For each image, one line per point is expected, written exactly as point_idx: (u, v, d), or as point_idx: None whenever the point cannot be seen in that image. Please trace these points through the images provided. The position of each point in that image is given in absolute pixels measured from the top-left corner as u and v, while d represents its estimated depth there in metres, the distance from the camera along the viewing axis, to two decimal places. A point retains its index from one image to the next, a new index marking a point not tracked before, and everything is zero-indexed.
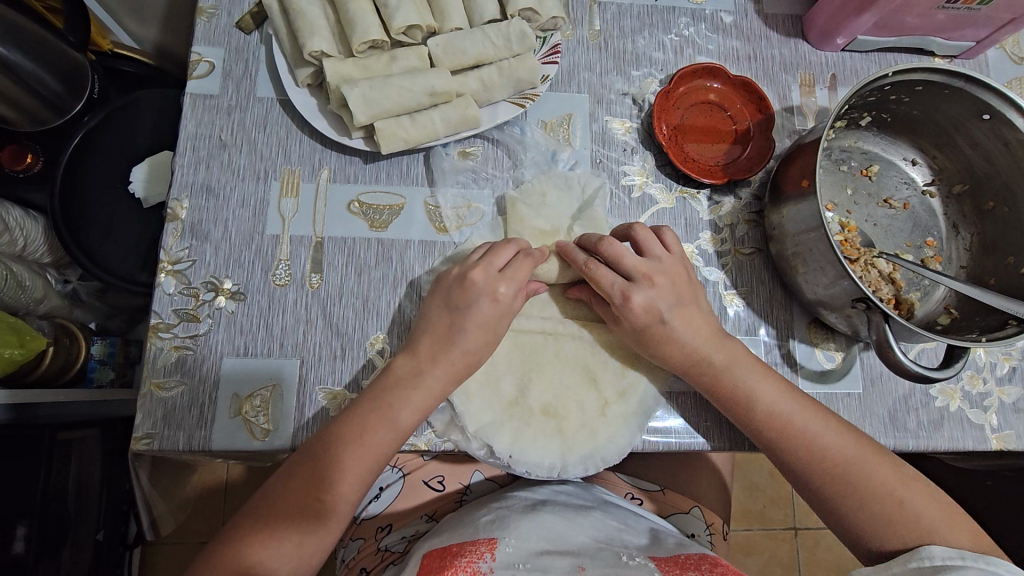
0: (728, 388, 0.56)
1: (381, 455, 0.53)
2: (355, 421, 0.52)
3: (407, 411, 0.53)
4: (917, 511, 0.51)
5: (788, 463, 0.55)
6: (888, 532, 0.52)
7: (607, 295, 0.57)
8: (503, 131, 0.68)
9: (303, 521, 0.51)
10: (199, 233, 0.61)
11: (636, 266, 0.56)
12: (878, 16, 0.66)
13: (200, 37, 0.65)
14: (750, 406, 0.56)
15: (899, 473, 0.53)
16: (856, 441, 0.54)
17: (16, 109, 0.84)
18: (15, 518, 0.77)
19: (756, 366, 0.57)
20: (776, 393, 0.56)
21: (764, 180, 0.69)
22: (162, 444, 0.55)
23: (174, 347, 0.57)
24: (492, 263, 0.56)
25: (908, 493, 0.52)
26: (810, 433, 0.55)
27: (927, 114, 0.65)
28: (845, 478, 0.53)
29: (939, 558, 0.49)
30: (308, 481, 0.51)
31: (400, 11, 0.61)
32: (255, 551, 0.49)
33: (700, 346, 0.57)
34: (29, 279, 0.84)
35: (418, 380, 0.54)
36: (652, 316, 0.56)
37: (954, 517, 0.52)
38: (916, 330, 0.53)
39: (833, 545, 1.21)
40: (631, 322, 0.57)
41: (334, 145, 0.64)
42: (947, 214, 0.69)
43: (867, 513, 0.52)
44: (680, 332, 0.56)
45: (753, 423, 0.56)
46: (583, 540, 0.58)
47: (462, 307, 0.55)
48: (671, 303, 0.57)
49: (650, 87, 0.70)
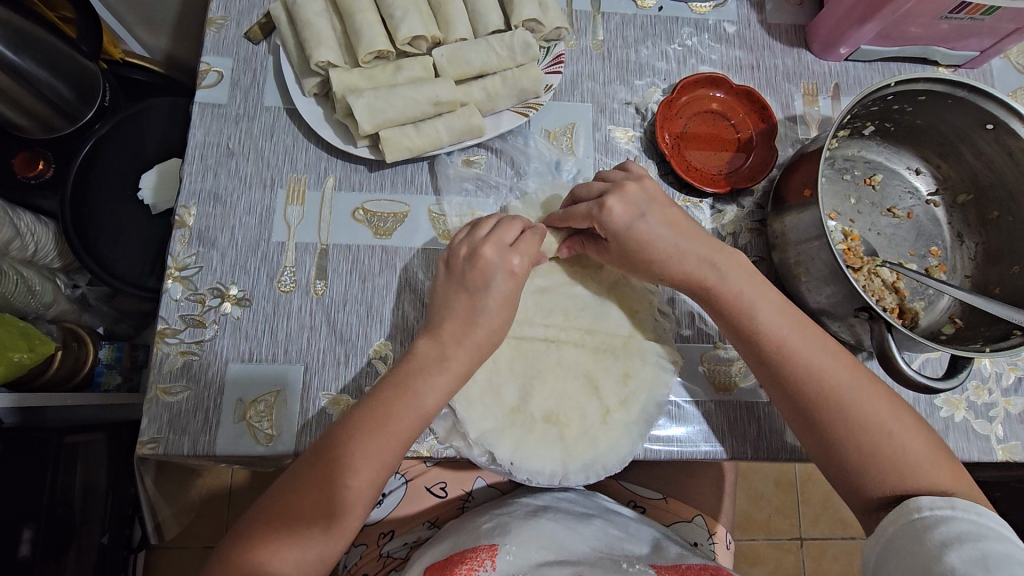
0: (729, 303, 0.57)
1: (398, 446, 0.52)
2: (370, 412, 0.52)
3: (433, 396, 0.54)
4: (903, 447, 0.52)
5: (783, 391, 0.55)
6: (871, 467, 0.52)
7: (587, 216, 0.58)
8: (507, 140, 0.68)
9: (313, 520, 0.50)
10: (206, 240, 0.61)
11: (603, 187, 0.59)
12: (881, 26, 0.66)
13: (210, 47, 0.66)
14: (750, 319, 0.56)
15: (888, 414, 0.53)
16: (854, 371, 0.54)
17: (32, 118, 0.86)
18: (22, 521, 0.78)
19: (759, 284, 0.57)
20: (776, 318, 0.56)
21: (767, 190, 0.69)
22: (167, 449, 0.55)
23: (180, 352, 0.58)
24: (502, 238, 0.57)
25: (898, 430, 0.52)
26: (808, 354, 0.55)
27: (931, 124, 0.65)
28: (837, 407, 0.53)
29: (930, 509, 0.48)
30: (317, 482, 0.51)
31: (405, 22, 0.63)
32: (265, 557, 0.49)
33: (697, 256, 0.58)
34: (39, 284, 0.85)
35: (441, 372, 0.54)
36: (633, 214, 0.57)
37: (940, 458, 0.52)
38: (920, 340, 0.52)
39: (839, 555, 1.20)
40: (617, 233, 0.57)
41: (340, 153, 0.65)
42: (952, 224, 0.69)
43: (854, 445, 0.52)
44: (664, 234, 0.57)
45: (753, 340, 0.56)
46: (583, 549, 0.58)
47: (488, 284, 0.55)
48: (646, 203, 0.58)
49: (653, 97, 0.70)
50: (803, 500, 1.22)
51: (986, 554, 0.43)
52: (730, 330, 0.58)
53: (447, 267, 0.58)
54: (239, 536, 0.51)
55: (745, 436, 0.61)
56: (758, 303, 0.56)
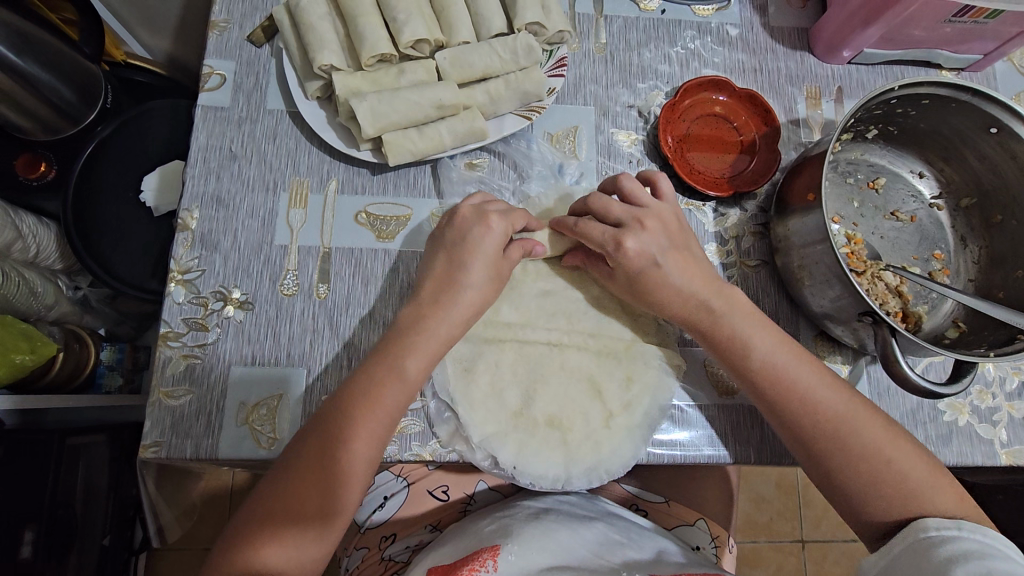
0: (726, 340, 0.57)
1: (388, 418, 0.53)
2: (360, 390, 0.53)
3: (415, 359, 0.54)
4: (905, 473, 0.52)
5: (780, 422, 0.55)
6: (871, 493, 0.52)
7: (600, 246, 0.58)
8: (509, 143, 0.68)
9: (308, 517, 0.50)
10: (209, 243, 0.61)
11: (624, 215, 0.58)
12: (884, 29, 0.66)
13: (212, 50, 0.66)
14: (747, 353, 0.56)
15: (887, 439, 0.53)
16: (851, 400, 0.55)
17: (33, 119, 0.86)
18: (24, 522, 0.78)
19: (756, 317, 0.58)
20: (772, 348, 0.56)
21: (770, 193, 0.69)
22: (170, 452, 0.55)
23: (183, 355, 0.58)
24: (483, 207, 0.59)
25: (898, 456, 0.52)
26: (804, 387, 0.55)
27: (934, 127, 0.65)
28: (834, 437, 0.53)
29: (936, 529, 0.48)
30: (309, 476, 0.50)
31: (408, 26, 0.63)
32: (260, 554, 0.48)
33: (699, 292, 0.57)
34: (41, 285, 0.85)
35: (425, 340, 0.55)
36: (646, 260, 0.57)
37: (942, 480, 0.52)
38: (924, 345, 0.52)
39: (841, 558, 1.20)
40: (628, 271, 0.57)
41: (343, 156, 0.65)
42: (955, 228, 0.69)
43: (852, 472, 0.53)
44: (672, 274, 0.57)
45: (750, 374, 0.56)
46: (585, 553, 0.58)
47: (465, 243, 0.57)
48: (661, 245, 0.57)
49: (656, 100, 0.70)
50: (805, 503, 1.22)
51: (990, 569, 0.43)
52: (726, 365, 0.58)
53: (436, 253, 0.58)
54: (234, 533, 0.50)
55: (748, 440, 0.61)
56: (755, 336, 0.56)
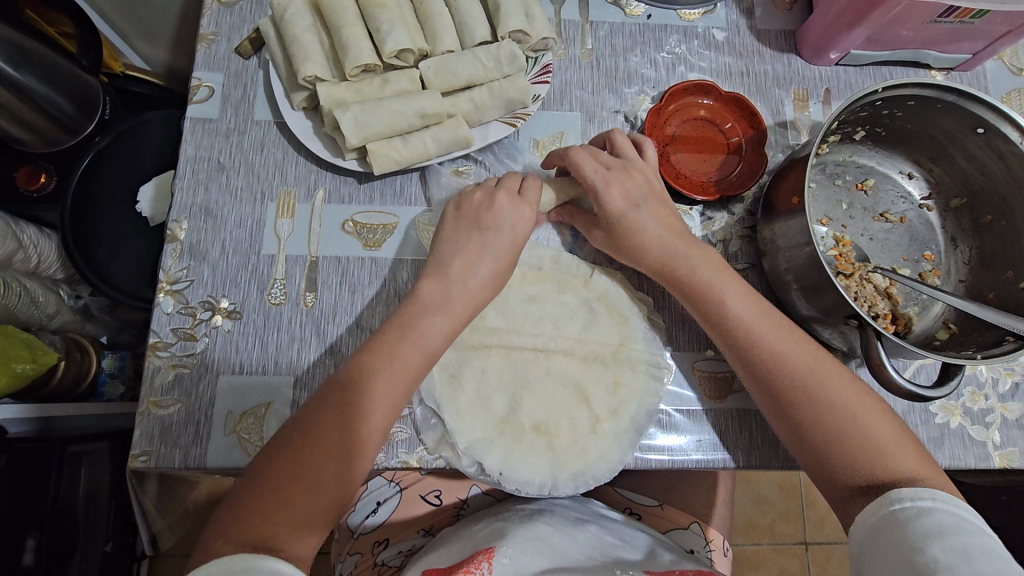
0: (701, 294, 0.57)
1: (409, 377, 0.53)
2: (382, 351, 0.53)
3: (437, 329, 0.55)
4: (870, 432, 0.52)
5: (752, 371, 0.56)
6: (841, 454, 0.52)
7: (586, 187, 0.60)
8: (496, 151, 0.68)
9: (320, 477, 0.49)
10: (197, 254, 0.62)
11: (607, 162, 0.60)
12: (870, 31, 0.65)
13: (202, 63, 0.67)
14: (720, 310, 0.57)
15: (856, 399, 0.53)
16: (822, 358, 0.55)
17: (34, 133, 0.87)
18: (26, 529, 0.80)
19: (727, 274, 0.58)
20: (745, 301, 0.57)
21: (758, 196, 0.68)
22: (159, 462, 0.56)
23: (172, 366, 0.58)
24: (512, 186, 0.60)
25: (864, 416, 0.52)
26: (777, 345, 0.55)
27: (922, 128, 0.65)
28: (806, 391, 0.53)
29: (910, 500, 0.47)
30: (325, 433, 0.50)
31: (391, 36, 0.63)
32: (270, 521, 0.46)
33: (671, 242, 0.59)
34: (42, 295, 0.86)
35: (448, 303, 0.56)
36: (627, 204, 0.59)
37: (908, 445, 0.52)
38: (909, 348, 0.52)
39: (845, 560, 1.19)
40: (611, 217, 0.59)
41: (330, 166, 0.65)
42: (945, 229, 0.68)
43: (820, 424, 0.52)
44: (653, 226, 0.59)
45: (723, 329, 0.57)
46: (577, 556, 0.58)
47: (481, 221, 0.58)
48: (643, 195, 0.60)
49: (642, 105, 0.70)
50: (808, 504, 1.21)
51: (967, 547, 0.42)
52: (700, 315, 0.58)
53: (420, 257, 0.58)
54: (239, 503, 0.48)
55: (736, 444, 0.61)
56: (729, 293, 0.57)
